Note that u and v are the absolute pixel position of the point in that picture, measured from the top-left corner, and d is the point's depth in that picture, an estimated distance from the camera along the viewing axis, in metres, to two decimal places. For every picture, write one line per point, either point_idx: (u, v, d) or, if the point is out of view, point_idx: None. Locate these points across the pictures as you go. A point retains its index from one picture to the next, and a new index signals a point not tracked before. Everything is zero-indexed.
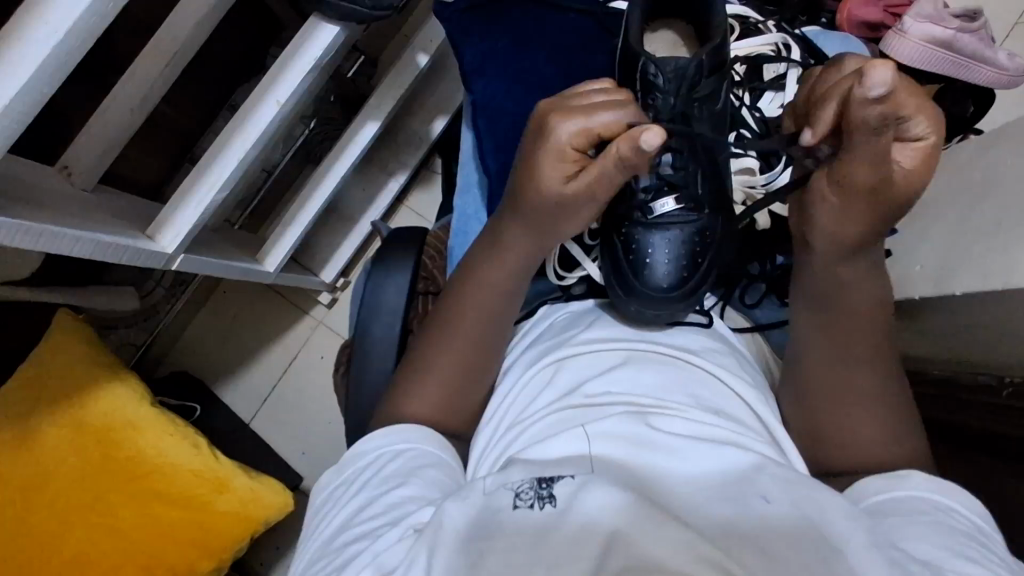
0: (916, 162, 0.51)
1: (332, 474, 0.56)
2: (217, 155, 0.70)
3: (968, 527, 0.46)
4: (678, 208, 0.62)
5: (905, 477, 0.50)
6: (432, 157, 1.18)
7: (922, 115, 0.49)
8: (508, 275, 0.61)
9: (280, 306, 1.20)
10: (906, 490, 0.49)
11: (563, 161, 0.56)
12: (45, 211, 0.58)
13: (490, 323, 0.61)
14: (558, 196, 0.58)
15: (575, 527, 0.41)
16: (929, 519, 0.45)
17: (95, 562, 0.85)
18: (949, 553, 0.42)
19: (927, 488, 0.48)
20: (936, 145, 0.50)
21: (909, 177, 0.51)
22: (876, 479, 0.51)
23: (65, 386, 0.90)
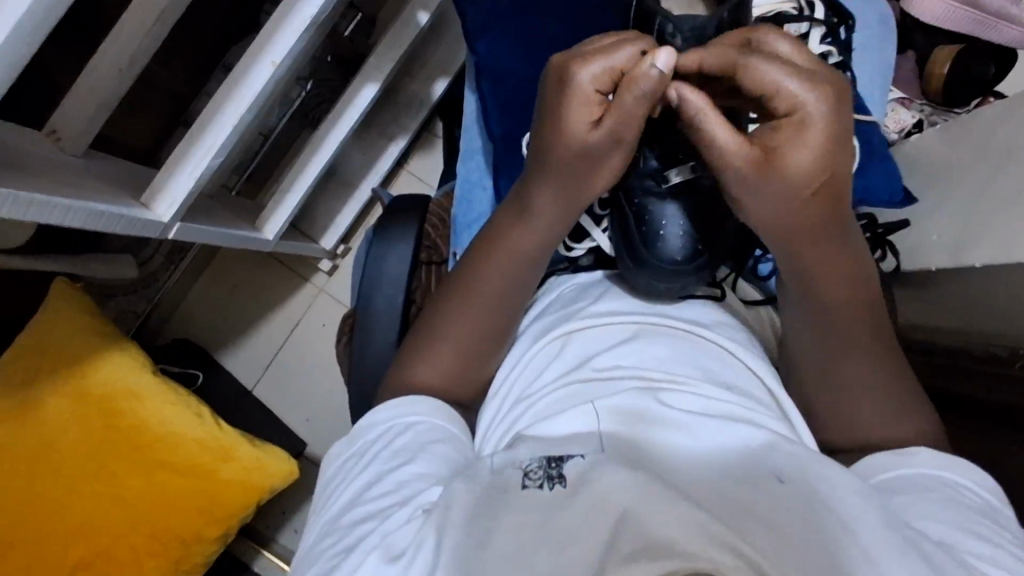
0: (805, 156, 0.46)
1: (343, 445, 0.55)
2: (210, 120, 0.68)
3: (978, 503, 0.45)
4: (695, 175, 0.57)
5: (913, 454, 0.49)
6: (433, 120, 1.15)
7: (791, 99, 0.46)
8: (526, 248, 0.59)
9: (281, 273, 1.19)
10: (915, 467, 0.48)
11: (587, 106, 0.52)
12: (34, 179, 0.56)
13: (505, 294, 0.59)
14: (583, 143, 0.53)
15: (586, 506, 0.40)
16: (940, 496, 0.45)
17: (102, 530, 0.85)
18: (962, 532, 0.42)
19: (936, 465, 0.48)
20: (826, 140, 0.46)
21: (794, 173, 0.47)
22: (883, 455, 0.50)
23: (65, 355, 0.90)
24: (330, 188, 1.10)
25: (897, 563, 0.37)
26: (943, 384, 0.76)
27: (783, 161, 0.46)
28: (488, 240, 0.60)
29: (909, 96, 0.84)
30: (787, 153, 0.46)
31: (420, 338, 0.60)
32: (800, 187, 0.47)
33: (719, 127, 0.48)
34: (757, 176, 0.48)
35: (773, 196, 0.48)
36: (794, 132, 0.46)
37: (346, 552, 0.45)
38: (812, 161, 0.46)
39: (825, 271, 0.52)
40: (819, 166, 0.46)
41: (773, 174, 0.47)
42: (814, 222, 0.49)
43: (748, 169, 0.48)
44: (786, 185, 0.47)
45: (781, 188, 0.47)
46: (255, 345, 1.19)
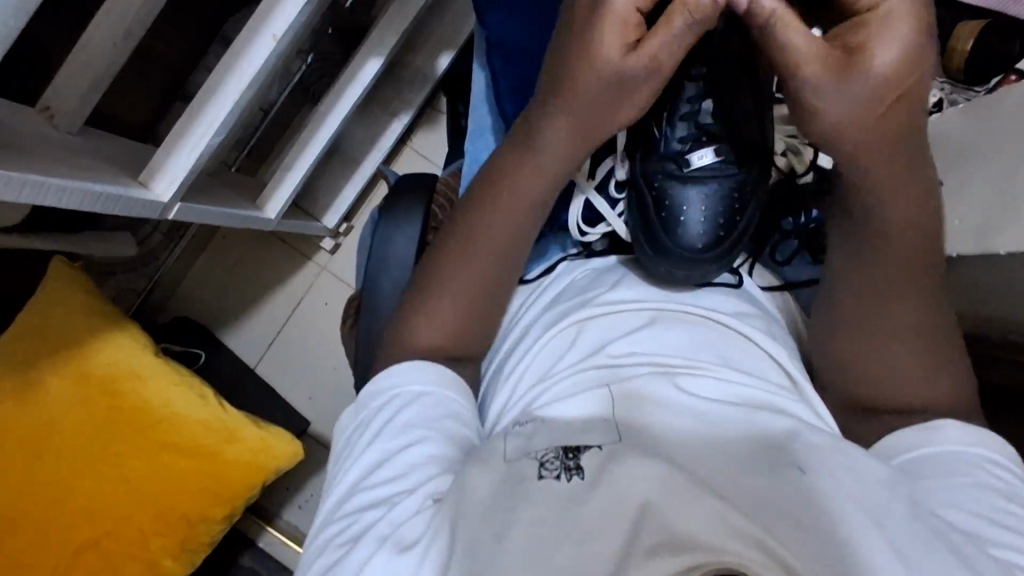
0: (897, 50, 0.47)
1: (350, 415, 0.52)
2: (210, 97, 0.65)
3: (1004, 483, 0.44)
4: (717, 160, 0.57)
5: (939, 429, 0.47)
6: (438, 95, 1.12)
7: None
8: (515, 202, 0.57)
9: (283, 252, 1.17)
10: (943, 445, 0.46)
11: (625, 28, 0.51)
12: (28, 159, 0.54)
13: (501, 256, 0.57)
14: (611, 73, 0.52)
15: (603, 500, 0.39)
16: (967, 481, 0.44)
17: (107, 510, 0.85)
18: (989, 522, 0.41)
19: (964, 441, 0.46)
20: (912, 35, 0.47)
21: (891, 68, 0.47)
22: (909, 433, 0.48)
23: (66, 335, 0.89)
24: (331, 164, 1.07)
25: (926, 557, 0.36)
26: None
27: (865, 63, 0.47)
28: (485, 201, 0.57)
29: (928, 74, 0.80)
30: (869, 56, 0.47)
31: (413, 306, 0.56)
32: (886, 90, 0.48)
33: (799, 35, 0.47)
34: (841, 78, 0.48)
35: (860, 101, 0.48)
36: (882, 30, 0.47)
37: (352, 543, 0.43)
38: (897, 61, 0.47)
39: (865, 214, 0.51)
40: (902, 69, 0.48)
41: (860, 75, 0.47)
42: (900, 130, 0.49)
43: (830, 72, 0.48)
44: (873, 86, 0.48)
45: (877, 86, 0.48)
46: (257, 324, 1.17)
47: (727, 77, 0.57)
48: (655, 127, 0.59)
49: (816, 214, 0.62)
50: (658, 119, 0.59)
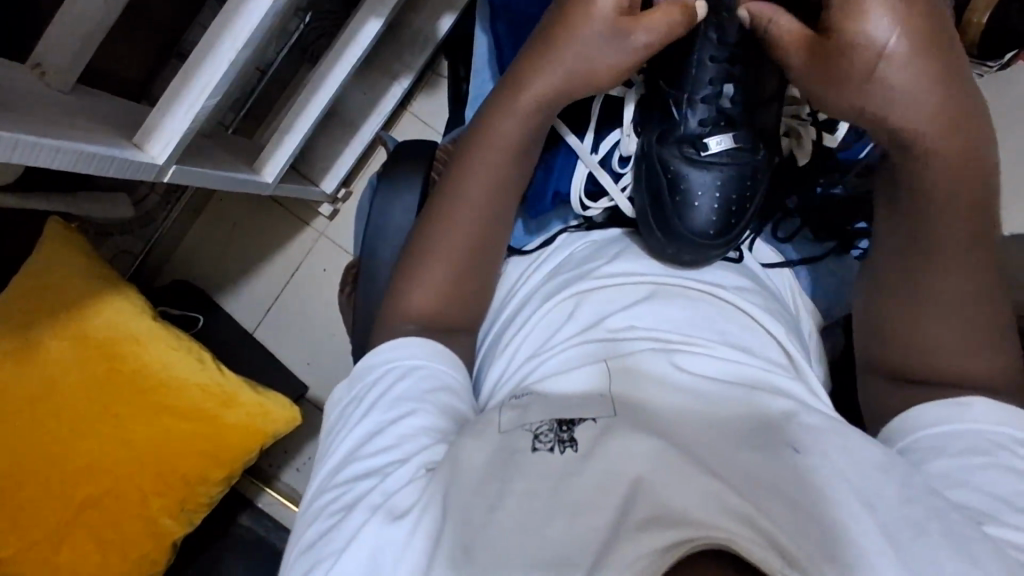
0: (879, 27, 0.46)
1: (344, 389, 0.52)
2: (205, 56, 0.63)
3: None
4: (734, 146, 0.56)
5: (966, 408, 0.47)
6: (438, 59, 1.09)
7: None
8: (509, 170, 0.56)
9: (281, 216, 1.16)
10: (966, 423, 0.46)
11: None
12: (20, 119, 0.53)
13: (490, 224, 0.57)
14: (597, 35, 0.53)
15: (596, 474, 0.39)
16: (987, 461, 0.43)
17: (107, 470, 0.86)
18: (997, 503, 0.41)
19: (991, 420, 0.46)
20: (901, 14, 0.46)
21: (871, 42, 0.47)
22: (933, 408, 0.48)
23: (64, 297, 0.89)
24: (330, 129, 1.05)
25: (914, 540, 0.35)
26: None
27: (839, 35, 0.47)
28: (482, 167, 0.56)
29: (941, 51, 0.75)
30: (842, 25, 0.47)
31: (406, 272, 0.56)
32: (871, 57, 0.47)
33: (787, 27, 0.50)
34: (821, 58, 0.49)
35: (848, 77, 0.48)
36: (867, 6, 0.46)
37: (345, 511, 0.43)
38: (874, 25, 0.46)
39: None
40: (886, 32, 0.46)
41: (836, 48, 0.48)
42: (915, 95, 0.47)
43: (814, 52, 0.49)
44: (856, 59, 0.47)
45: (858, 63, 0.47)
46: (255, 288, 1.17)
47: (749, 62, 0.56)
48: (674, 108, 0.58)
49: (839, 189, 0.60)
50: (678, 100, 0.57)
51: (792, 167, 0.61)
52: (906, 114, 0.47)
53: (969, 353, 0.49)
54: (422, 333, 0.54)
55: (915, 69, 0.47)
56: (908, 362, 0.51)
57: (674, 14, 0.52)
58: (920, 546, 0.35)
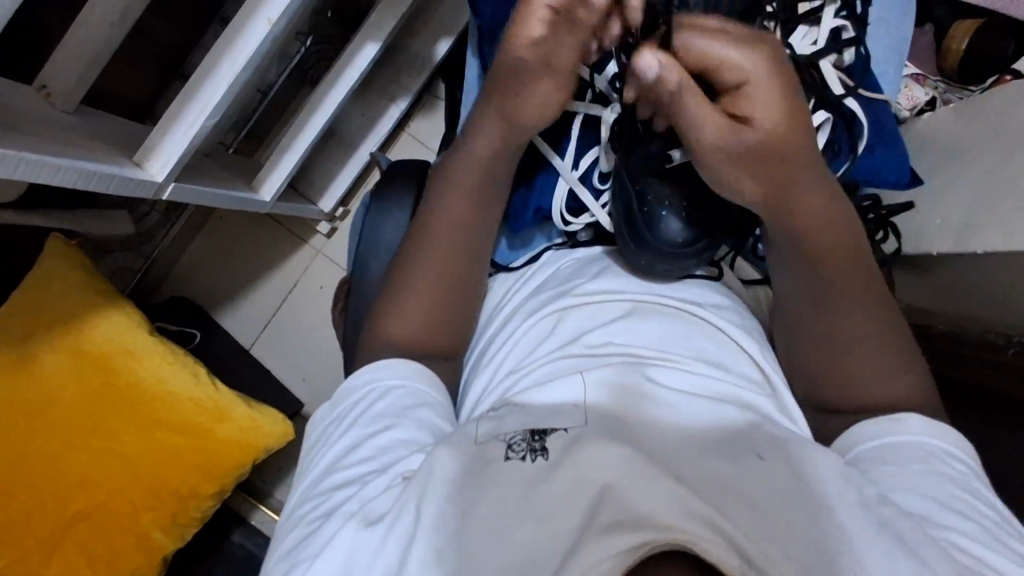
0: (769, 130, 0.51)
1: (326, 409, 0.53)
2: (205, 78, 0.66)
3: (959, 473, 0.44)
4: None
5: (900, 420, 0.47)
6: (436, 81, 1.12)
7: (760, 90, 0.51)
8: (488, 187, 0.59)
9: (279, 234, 1.18)
10: (901, 435, 0.46)
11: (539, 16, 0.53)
12: (24, 137, 0.55)
13: (474, 239, 0.59)
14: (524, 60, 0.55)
15: (566, 481, 0.40)
16: (924, 469, 0.44)
17: (98, 482, 0.86)
18: (936, 505, 0.41)
19: (922, 431, 0.46)
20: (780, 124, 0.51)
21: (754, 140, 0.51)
22: (868, 424, 0.48)
23: (63, 312, 0.91)
24: (328, 149, 1.08)
25: (872, 542, 0.36)
26: None
27: (751, 122, 0.51)
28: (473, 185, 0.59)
29: (923, 72, 0.81)
30: (751, 114, 0.51)
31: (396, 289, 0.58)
32: (773, 144, 0.52)
33: (698, 107, 0.50)
34: (744, 150, 0.52)
35: (747, 159, 0.52)
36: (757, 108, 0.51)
37: (323, 518, 0.43)
38: (774, 117, 0.51)
39: (812, 229, 0.54)
40: (782, 121, 0.51)
41: (748, 138, 0.51)
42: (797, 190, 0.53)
43: (734, 137, 0.51)
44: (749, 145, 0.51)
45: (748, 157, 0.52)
46: (253, 304, 1.19)
47: None
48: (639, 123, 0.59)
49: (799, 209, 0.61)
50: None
51: None
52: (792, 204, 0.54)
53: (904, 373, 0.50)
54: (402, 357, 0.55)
55: (804, 161, 0.52)
56: (842, 385, 0.51)
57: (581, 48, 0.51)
58: (874, 545, 0.36)
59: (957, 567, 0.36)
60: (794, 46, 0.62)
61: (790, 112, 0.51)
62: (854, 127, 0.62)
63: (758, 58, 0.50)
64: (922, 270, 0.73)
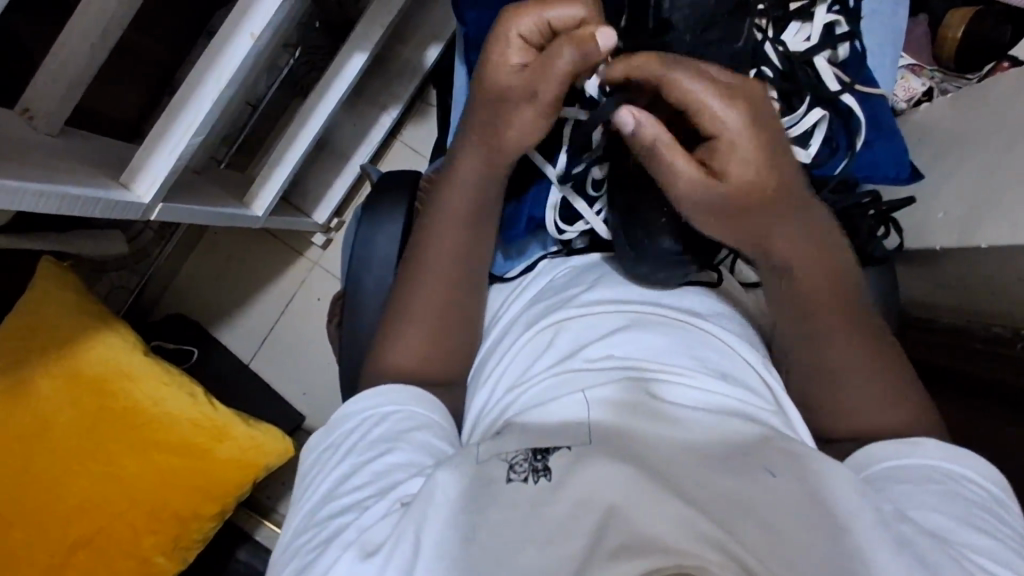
0: (747, 179, 0.49)
1: (320, 435, 0.51)
2: (190, 96, 0.65)
3: (981, 497, 0.43)
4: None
5: (918, 443, 0.46)
6: (427, 88, 1.11)
7: (735, 146, 0.48)
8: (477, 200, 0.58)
9: (275, 247, 1.17)
10: (919, 458, 0.45)
11: (513, 49, 0.53)
12: (5, 164, 0.54)
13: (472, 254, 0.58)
14: (501, 87, 0.54)
15: (570, 504, 0.39)
16: (944, 489, 0.43)
17: (98, 508, 0.85)
18: (960, 524, 0.40)
19: (941, 457, 0.45)
20: (760, 173, 0.49)
21: (735, 188, 0.49)
22: (886, 444, 0.47)
23: (56, 337, 0.90)
24: (320, 160, 1.07)
25: None
26: (941, 360, 0.75)
27: (727, 182, 0.49)
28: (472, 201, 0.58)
29: (919, 62, 0.80)
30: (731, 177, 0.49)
31: (395, 303, 0.57)
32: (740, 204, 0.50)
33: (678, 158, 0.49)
34: (720, 197, 0.50)
35: (728, 219, 0.51)
36: (729, 148, 0.49)
37: (321, 547, 0.42)
38: (757, 175, 0.49)
39: (816, 276, 0.52)
40: (762, 182, 0.50)
41: (718, 194, 0.49)
42: (797, 251, 0.52)
43: (707, 194, 0.49)
44: (729, 194, 0.50)
45: (724, 205, 0.50)
46: (251, 319, 1.18)
47: None
48: None
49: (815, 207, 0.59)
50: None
51: None
52: (808, 269, 0.52)
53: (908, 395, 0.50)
54: (396, 375, 0.54)
55: (785, 228, 0.51)
56: (851, 414, 0.50)
57: (571, 54, 0.50)
58: (893, 565, 0.35)
59: None
60: (788, 42, 0.61)
61: (769, 179, 0.50)
62: (851, 123, 0.61)
63: (737, 119, 0.48)
64: (926, 265, 0.72)
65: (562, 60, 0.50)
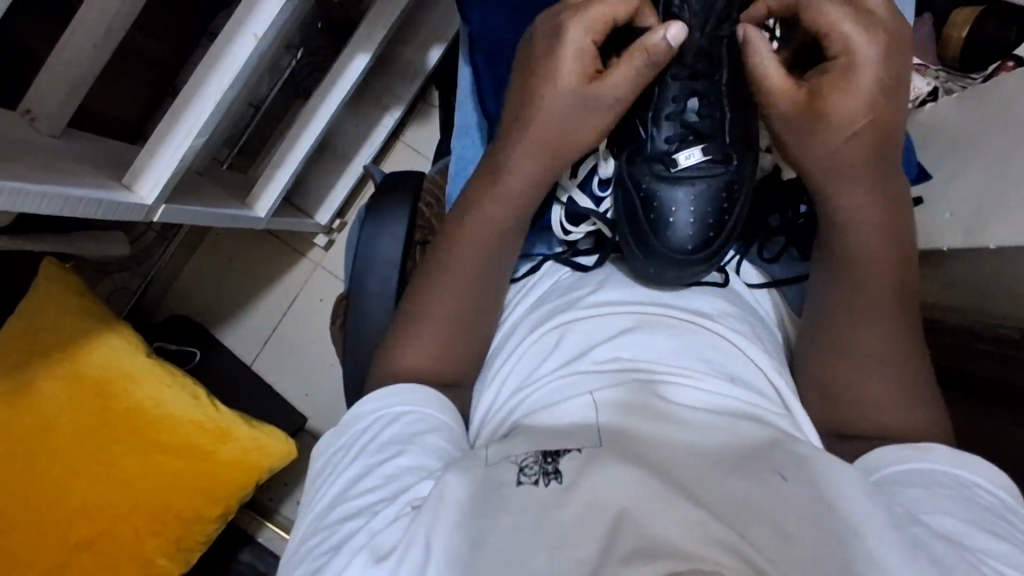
0: (855, 106, 0.50)
1: (330, 437, 0.51)
2: (193, 97, 0.64)
3: (992, 503, 0.43)
4: (704, 159, 0.57)
5: (929, 449, 0.46)
6: (430, 89, 1.11)
7: (852, 75, 0.50)
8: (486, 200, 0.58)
9: (277, 248, 1.16)
10: (930, 463, 0.45)
11: (580, 61, 0.55)
12: (8, 165, 0.54)
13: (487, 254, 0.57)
14: (575, 91, 0.55)
15: (582, 507, 0.39)
16: (954, 493, 0.42)
17: (102, 510, 0.85)
18: (972, 527, 0.40)
19: (951, 462, 0.45)
20: (876, 101, 0.50)
21: (843, 116, 0.51)
22: (895, 449, 0.47)
23: (58, 338, 0.90)
24: (322, 161, 1.06)
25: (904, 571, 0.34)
26: (946, 361, 0.74)
27: (830, 103, 0.51)
28: (480, 201, 0.58)
29: (924, 62, 0.79)
30: (831, 100, 0.51)
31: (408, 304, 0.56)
32: (842, 128, 0.51)
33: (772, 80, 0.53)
34: (807, 123, 0.52)
35: (830, 137, 0.51)
36: (844, 74, 0.51)
37: (331, 552, 0.42)
38: (862, 97, 0.50)
39: (875, 257, 0.52)
40: (869, 104, 0.50)
41: (807, 119, 0.52)
42: (865, 217, 0.52)
43: (799, 120, 0.52)
44: (827, 127, 0.51)
45: (817, 138, 0.52)
46: (254, 320, 1.17)
47: (716, 79, 0.57)
48: (640, 129, 0.59)
49: (804, 210, 0.62)
50: (644, 119, 0.59)
51: (776, 181, 0.62)
52: (867, 241, 0.52)
53: (918, 396, 0.50)
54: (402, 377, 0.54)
55: (859, 191, 0.52)
56: (867, 415, 0.50)
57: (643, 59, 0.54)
58: (909, 568, 0.35)
59: None
60: None
61: (885, 96, 0.51)
62: None
63: (872, 46, 0.50)
64: (932, 266, 0.71)
65: (633, 65, 0.54)
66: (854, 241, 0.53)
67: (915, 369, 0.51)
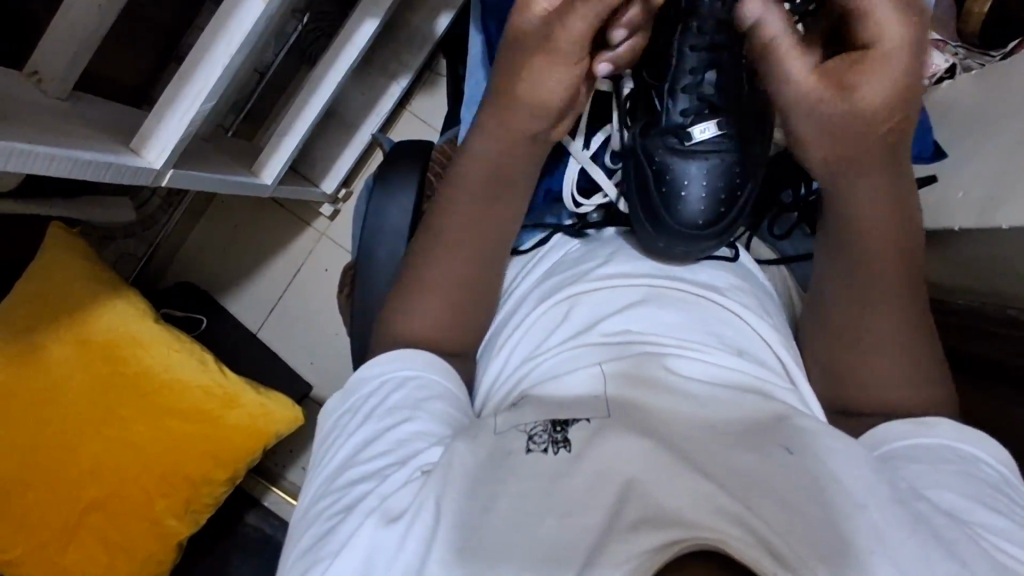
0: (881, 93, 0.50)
1: (338, 401, 0.51)
2: (199, 59, 0.63)
3: (993, 478, 0.43)
4: (719, 133, 0.56)
5: (931, 425, 0.46)
6: (438, 57, 1.09)
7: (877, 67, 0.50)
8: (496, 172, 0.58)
9: (281, 217, 1.16)
10: (932, 439, 0.46)
11: None
12: (16, 126, 0.54)
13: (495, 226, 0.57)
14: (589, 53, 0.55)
15: (588, 475, 0.40)
16: (956, 468, 0.43)
17: (113, 471, 0.87)
18: (973, 502, 0.40)
19: (954, 437, 0.45)
20: (901, 89, 0.50)
21: (869, 103, 0.50)
22: (900, 424, 0.47)
23: (67, 302, 0.90)
24: (329, 129, 1.05)
25: (903, 542, 0.35)
26: (952, 340, 0.74)
27: (857, 89, 0.50)
28: (493, 173, 0.58)
29: (943, 37, 0.76)
30: (858, 79, 0.50)
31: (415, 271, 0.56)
32: (867, 111, 0.51)
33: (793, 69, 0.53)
34: (834, 109, 0.51)
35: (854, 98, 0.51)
36: (871, 61, 0.50)
37: (342, 514, 0.42)
38: (888, 85, 0.50)
39: (882, 239, 0.52)
40: (894, 94, 0.50)
41: (835, 108, 0.51)
42: (875, 195, 0.52)
43: (821, 107, 0.52)
44: (851, 112, 0.51)
45: (842, 123, 0.51)
46: (259, 288, 1.17)
47: (734, 54, 0.57)
48: (657, 101, 0.58)
49: (815, 187, 0.61)
50: (660, 92, 0.58)
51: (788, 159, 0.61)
52: (876, 225, 0.52)
53: (923, 374, 0.50)
54: (408, 347, 0.54)
55: (868, 168, 0.52)
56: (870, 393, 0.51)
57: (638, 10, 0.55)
58: (910, 538, 0.35)
59: (989, 561, 0.36)
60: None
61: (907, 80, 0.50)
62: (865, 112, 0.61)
63: (902, 24, 0.49)
64: (942, 245, 0.71)
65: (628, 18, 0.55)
66: (865, 217, 0.52)
67: (921, 348, 0.51)
